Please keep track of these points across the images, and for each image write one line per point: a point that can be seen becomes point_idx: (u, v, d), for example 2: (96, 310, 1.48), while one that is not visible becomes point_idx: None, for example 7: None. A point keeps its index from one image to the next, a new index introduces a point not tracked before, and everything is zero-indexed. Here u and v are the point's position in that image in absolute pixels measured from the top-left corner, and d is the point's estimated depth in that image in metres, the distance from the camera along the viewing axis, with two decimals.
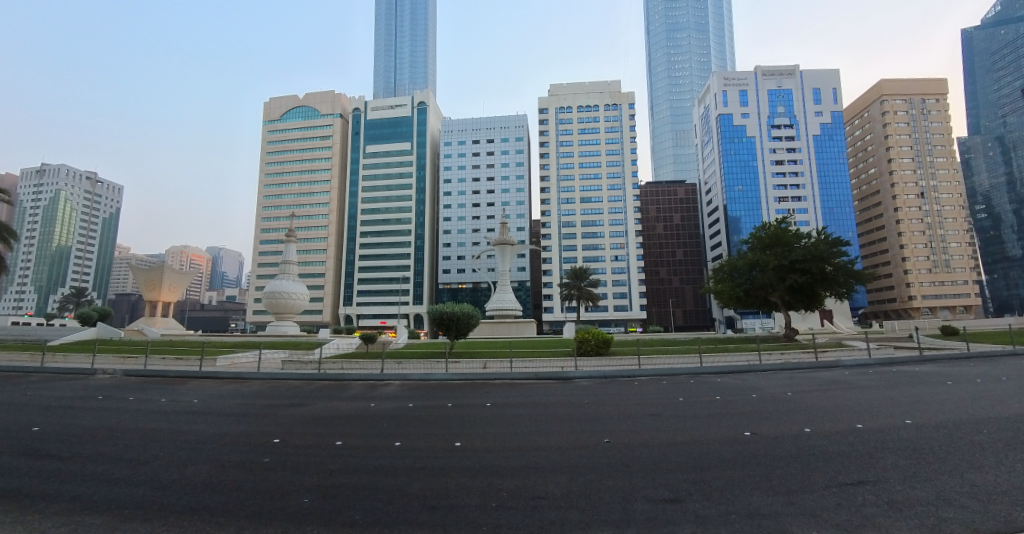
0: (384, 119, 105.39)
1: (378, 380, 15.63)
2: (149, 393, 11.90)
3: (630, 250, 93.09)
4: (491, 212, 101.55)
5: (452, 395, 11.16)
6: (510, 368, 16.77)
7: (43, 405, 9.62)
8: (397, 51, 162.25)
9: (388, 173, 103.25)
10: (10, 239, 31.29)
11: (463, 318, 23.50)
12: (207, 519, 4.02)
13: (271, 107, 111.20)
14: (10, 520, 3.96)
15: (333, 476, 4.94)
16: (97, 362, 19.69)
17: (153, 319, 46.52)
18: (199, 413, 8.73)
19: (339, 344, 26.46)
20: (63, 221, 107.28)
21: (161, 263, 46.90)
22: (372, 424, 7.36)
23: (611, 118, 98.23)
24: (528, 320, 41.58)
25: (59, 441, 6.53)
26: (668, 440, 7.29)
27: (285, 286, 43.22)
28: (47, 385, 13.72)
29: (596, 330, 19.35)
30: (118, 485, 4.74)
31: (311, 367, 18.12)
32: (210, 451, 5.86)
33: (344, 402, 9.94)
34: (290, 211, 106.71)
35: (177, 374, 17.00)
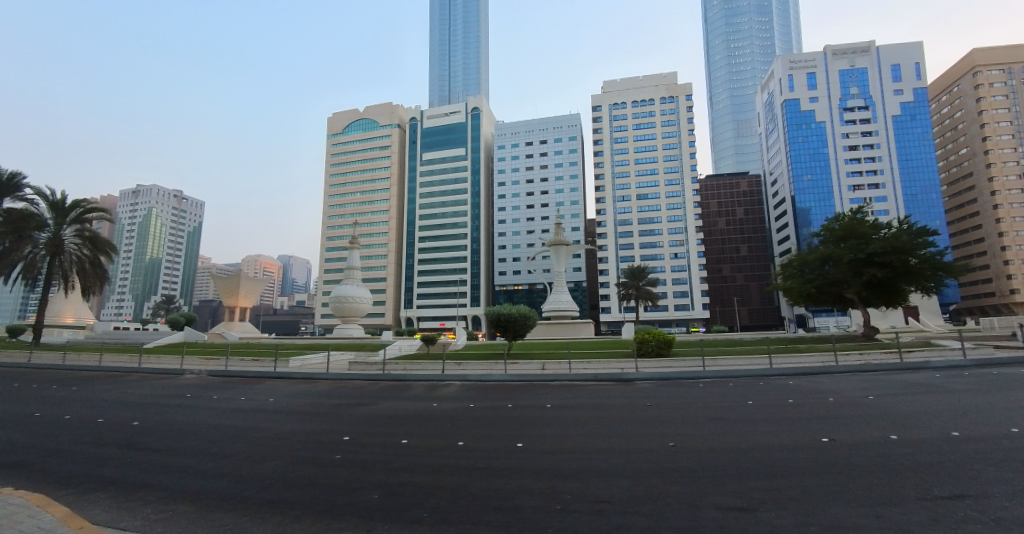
0: (439, 127, 108.29)
1: (439, 381, 16.03)
2: (234, 392, 12.85)
3: (690, 247, 89.95)
4: (545, 213, 101.88)
5: (512, 395, 11.28)
6: (569, 369, 16.68)
7: (142, 401, 10.64)
8: (451, 59, 166.04)
9: (444, 178, 106.08)
10: (112, 252, 34.59)
11: (521, 319, 23.59)
12: (282, 513, 4.24)
13: (334, 121, 117.28)
14: (114, 507, 4.39)
15: (398, 474, 5.09)
16: (186, 363, 21.48)
17: (232, 323, 50.02)
18: (274, 411, 9.31)
19: (401, 346, 27.31)
20: (154, 234, 118.53)
21: (238, 271, 50.46)
22: (433, 424, 7.52)
23: (667, 111, 95.39)
24: (584, 321, 41.17)
25: (154, 436, 7.18)
26: (737, 444, 6.95)
27: (349, 290, 45.34)
28: (148, 384, 15.13)
29: (656, 330, 18.77)
30: (205, 477, 5.12)
31: (375, 368, 18.88)
32: (285, 447, 6.21)
33: (407, 401, 10.25)
34: (352, 219, 112.35)
35: (257, 374, 18.26)
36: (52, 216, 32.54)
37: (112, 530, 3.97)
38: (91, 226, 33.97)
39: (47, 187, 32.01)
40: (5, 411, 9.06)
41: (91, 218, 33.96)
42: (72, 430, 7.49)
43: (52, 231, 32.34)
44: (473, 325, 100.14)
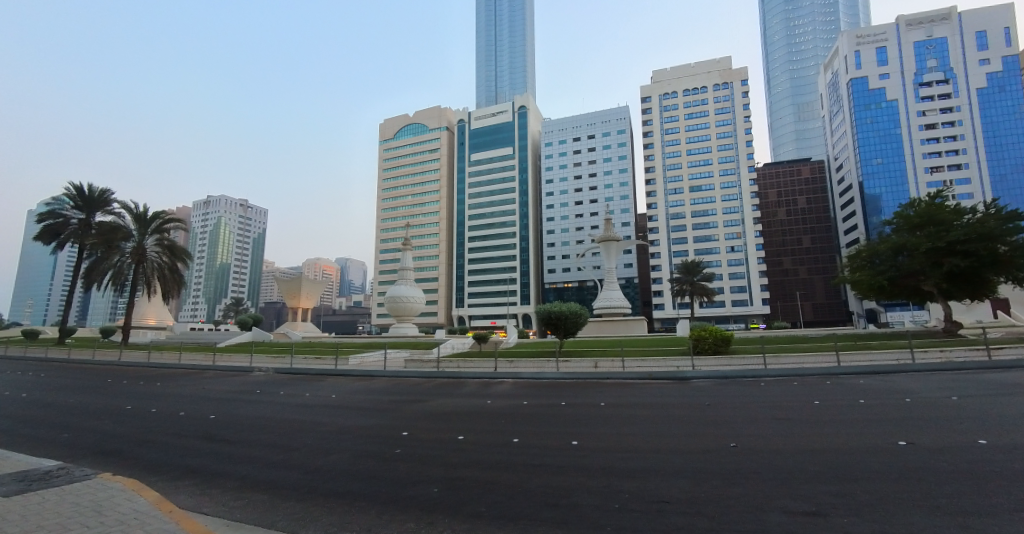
0: (486, 127, 109.62)
1: (493, 379, 16.23)
2: (301, 388, 13.57)
3: (747, 240, 86.18)
4: (594, 209, 100.80)
5: (564, 393, 11.26)
6: (621, 367, 16.44)
7: (221, 397, 11.46)
8: (497, 59, 167.99)
9: (492, 178, 107.46)
10: (186, 259, 37.37)
11: (572, 317, 23.45)
12: (350, 503, 4.45)
13: (386, 127, 121.47)
14: (197, 494, 4.74)
15: (456, 469, 5.19)
16: (256, 361, 22.88)
17: (295, 323, 52.88)
18: (336, 407, 9.73)
19: (454, 344, 27.81)
20: (223, 241, 127.63)
21: (299, 274, 53.22)
22: (488, 421, 7.57)
23: (721, 98, 91.75)
24: (637, 318, 40.49)
25: (231, 428, 7.73)
26: (805, 446, 6.58)
27: (403, 290, 46.77)
28: (225, 381, 16.24)
29: (713, 327, 18.09)
30: (276, 468, 5.44)
31: (429, 366, 19.41)
32: (349, 440, 6.49)
33: (461, 399, 10.44)
34: (404, 221, 115.96)
35: (319, 372, 19.18)
36: (135, 227, 35.53)
37: (198, 515, 4.31)
38: (169, 235, 36.86)
39: (131, 200, 34.96)
40: (106, 404, 10.05)
41: (169, 228, 36.85)
42: (164, 422, 8.19)
43: (137, 241, 35.39)
44: (524, 322, 100.68)
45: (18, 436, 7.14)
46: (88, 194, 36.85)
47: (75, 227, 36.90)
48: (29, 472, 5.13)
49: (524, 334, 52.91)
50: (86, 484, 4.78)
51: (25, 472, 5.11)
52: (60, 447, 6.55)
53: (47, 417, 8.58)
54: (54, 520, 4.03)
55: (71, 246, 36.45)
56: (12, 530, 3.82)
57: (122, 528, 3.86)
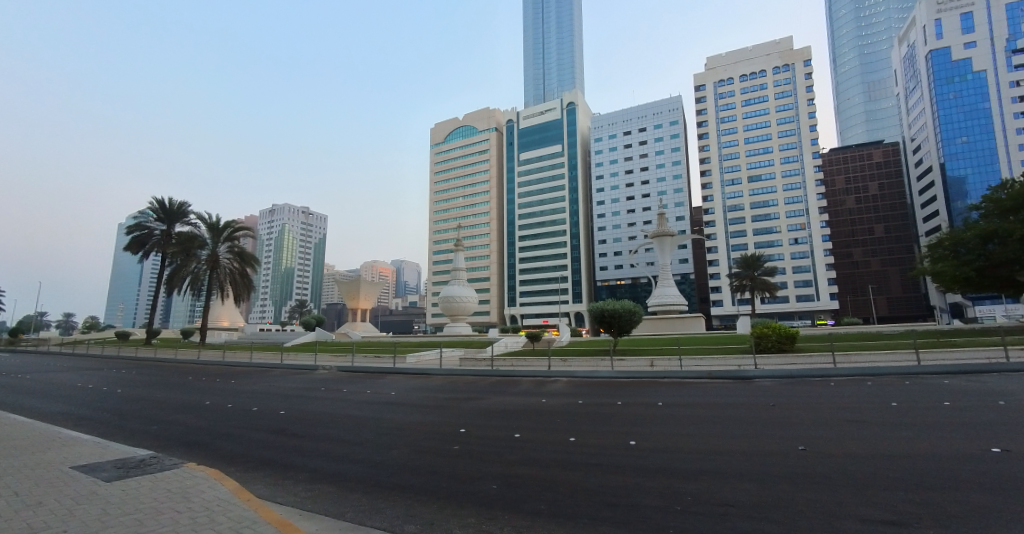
0: (535, 126, 110.18)
1: (547, 377, 16.23)
2: (363, 386, 14.15)
3: (812, 231, 81.43)
4: (646, 203, 98.79)
5: (620, 392, 11.05)
6: (679, 366, 16.01)
7: (292, 393, 12.16)
8: (545, 57, 167.66)
9: (542, 177, 107.60)
10: (253, 264, 39.53)
11: (625, 314, 23.05)
12: (413, 496, 4.59)
13: (437, 131, 125.12)
14: (273, 483, 5.08)
15: (513, 466, 5.24)
16: (320, 359, 24.11)
17: (355, 323, 55.30)
18: (396, 404, 10.07)
19: (507, 342, 28.07)
20: (286, 247, 135.63)
21: (357, 276, 55.46)
22: (543, 419, 7.59)
23: (782, 82, 87.21)
24: (695, 315, 39.22)
25: (299, 423, 8.21)
26: (883, 451, 6.11)
27: (456, 291, 47.82)
28: (295, 378, 17.25)
29: (776, 324, 17.26)
30: (341, 461, 5.69)
31: (484, 364, 19.70)
32: (409, 436, 6.70)
33: (516, 397, 10.53)
34: (456, 222, 118.91)
35: (378, 370, 19.96)
36: (210, 235, 38.08)
37: (274, 504, 4.59)
38: (239, 242, 39.19)
39: (206, 211, 37.46)
40: (191, 399, 10.94)
41: (239, 235, 39.15)
42: (242, 417, 8.82)
43: (210, 248, 37.92)
44: (576, 321, 100.09)
45: (120, 426, 7.92)
46: (169, 207, 40.02)
47: (157, 237, 40.07)
48: (127, 459, 5.66)
49: (577, 332, 52.57)
50: (175, 472, 5.20)
51: (124, 460, 5.63)
52: (153, 437, 7.21)
53: (145, 409, 9.49)
54: (151, 503, 4.43)
55: (154, 255, 39.82)
56: (113, 513, 4.21)
57: (208, 514, 4.17)
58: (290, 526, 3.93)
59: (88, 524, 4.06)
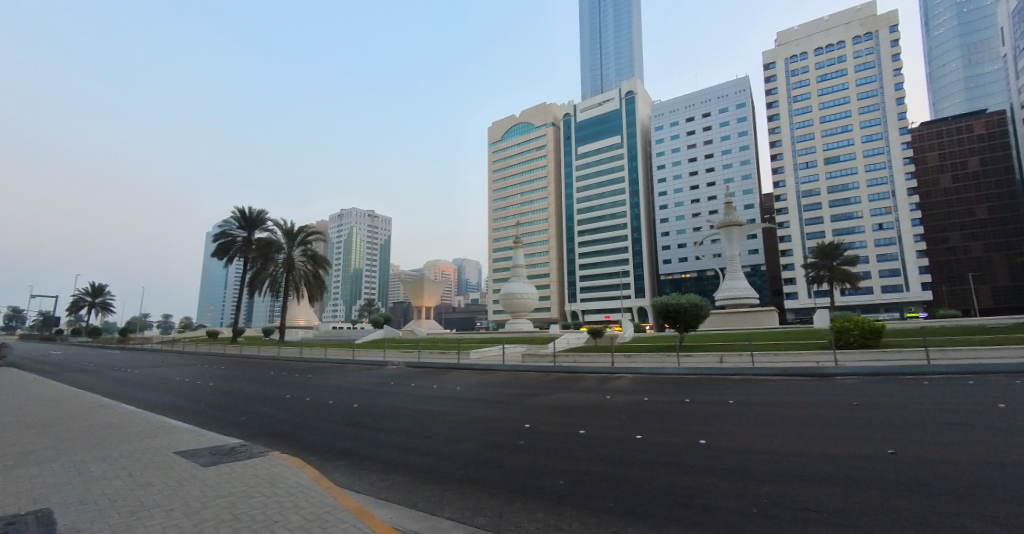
0: (593, 117, 108.91)
1: (610, 374, 16.04)
2: (430, 381, 14.63)
3: (900, 215, 74.81)
4: (712, 192, 95.01)
5: (688, 390, 10.68)
6: (751, 362, 15.30)
7: (365, 388, 12.85)
8: (602, 48, 165.02)
9: (600, 170, 106.46)
10: (323, 266, 41.86)
11: (692, 309, 22.28)
12: (481, 490, 4.69)
13: (493, 130, 127.62)
14: (350, 472, 5.39)
15: (580, 463, 5.20)
16: (388, 356, 25.24)
17: (420, 320, 57.32)
18: (461, 399, 10.36)
19: (570, 338, 27.98)
20: (355, 249, 143.44)
21: (421, 275, 57.37)
22: (608, 417, 7.50)
23: (864, 52, 80.66)
24: (766, 309, 37.20)
25: (372, 415, 8.66)
26: (996, 460, 5.44)
27: (516, 287, 48.19)
28: (368, 374, 18.16)
29: (858, 317, 16.05)
30: (411, 453, 5.92)
31: (546, 360, 19.80)
32: (475, 431, 6.84)
33: (579, 393, 10.50)
34: (515, 220, 120.52)
35: (444, 366, 20.59)
36: (285, 240, 40.74)
37: (351, 492, 4.83)
38: (312, 246, 41.70)
39: (282, 218, 40.13)
40: (274, 392, 11.83)
41: (312, 239, 41.70)
42: (321, 409, 9.40)
43: (287, 252, 40.62)
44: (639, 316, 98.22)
45: (216, 416, 8.73)
46: (248, 215, 43.25)
47: (239, 244, 43.44)
48: (221, 447, 6.20)
49: (640, 327, 51.44)
50: (263, 459, 5.61)
51: (218, 447, 6.18)
52: (243, 427, 7.84)
53: (237, 401, 10.36)
54: (244, 488, 4.81)
55: (236, 260, 43.31)
56: (213, 496, 4.65)
57: (293, 501, 4.47)
58: (367, 513, 4.16)
59: (193, 504, 4.51)
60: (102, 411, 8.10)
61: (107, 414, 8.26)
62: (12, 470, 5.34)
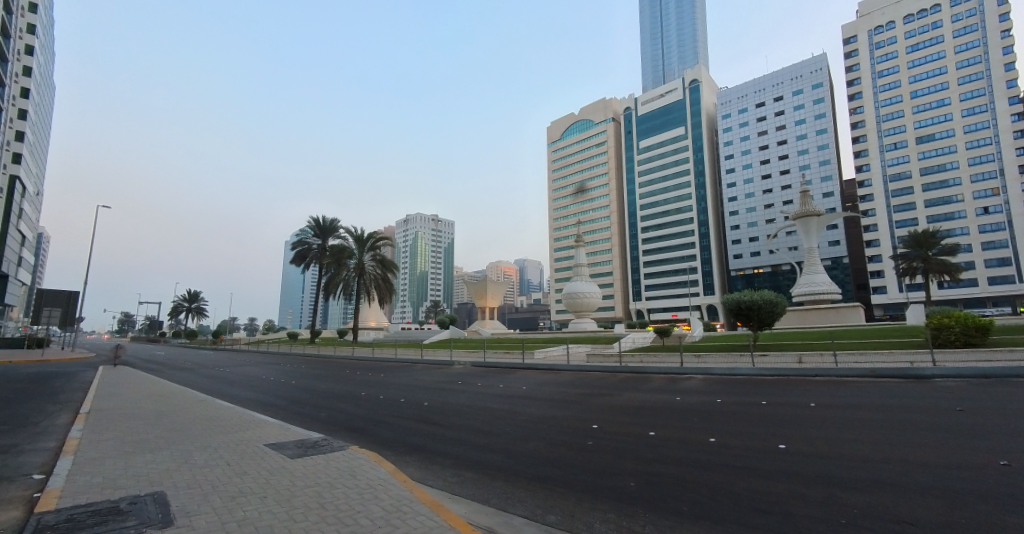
0: (656, 109, 106.86)
1: (679, 374, 15.60)
2: (496, 380, 14.88)
3: (1010, 196, 66.65)
4: (786, 181, 90.11)
5: (764, 391, 10.16)
6: (834, 363, 14.35)
7: (434, 386, 13.27)
8: (664, 36, 161.22)
9: (663, 163, 104.46)
10: (391, 269, 43.65)
11: (767, 306, 21.19)
12: (552, 487, 4.66)
13: (553, 129, 129.50)
14: (421, 467, 5.54)
15: (651, 464, 5.09)
16: (455, 356, 25.97)
17: (484, 321, 58.44)
18: (526, 398, 10.44)
19: (635, 338, 27.47)
20: (420, 252, 150.71)
21: (484, 276, 58.47)
22: (678, 418, 7.29)
23: (963, 15, 73.54)
24: (851, 305, 34.62)
25: (441, 414, 8.90)
26: None
27: (579, 286, 47.89)
28: (438, 373, 18.78)
29: (959, 313, 14.57)
30: (479, 450, 6.02)
31: (612, 360, 19.68)
32: (542, 430, 6.86)
33: (648, 393, 10.28)
34: (576, 218, 121.08)
35: (510, 365, 20.90)
36: (356, 245, 43.08)
37: (425, 487, 4.95)
38: (381, 251, 43.75)
39: (353, 225, 42.36)
40: (350, 390, 12.55)
41: (380, 244, 43.77)
42: (393, 406, 9.85)
43: (358, 257, 42.85)
44: (709, 314, 94.49)
45: (298, 412, 9.36)
46: (322, 223, 46.04)
47: (314, 250, 46.12)
48: (305, 440, 6.63)
49: (709, 327, 49.52)
50: (341, 454, 5.89)
51: (303, 440, 6.62)
52: (323, 422, 8.35)
53: (316, 398, 11.01)
54: (324, 480, 5.06)
55: (312, 267, 46.07)
56: (300, 485, 4.97)
57: (372, 493, 4.65)
58: (442, 506, 4.29)
59: (282, 492, 4.86)
60: (200, 406, 8.89)
61: (203, 409, 9.05)
62: (131, 456, 6.00)
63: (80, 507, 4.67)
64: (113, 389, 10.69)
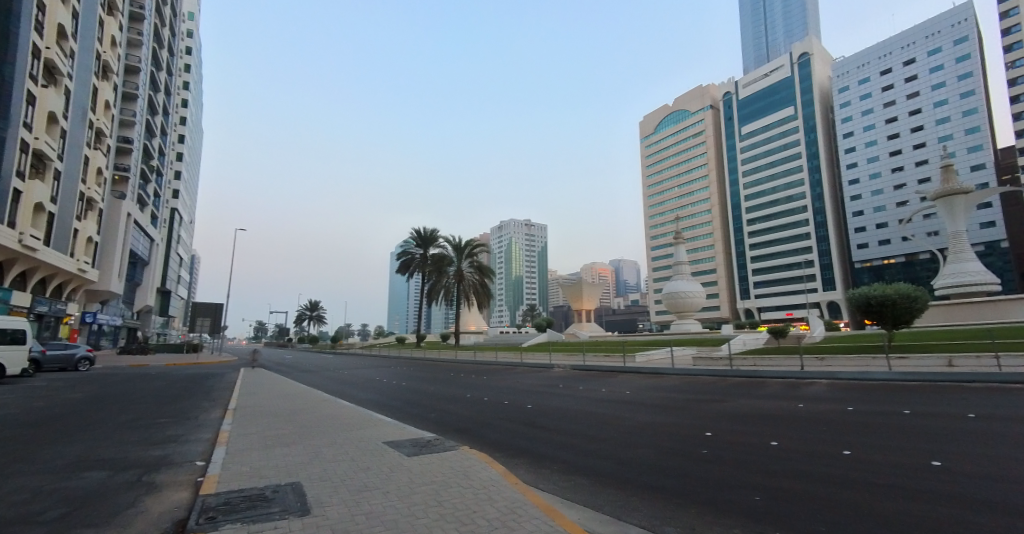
0: (760, 91, 104.16)
1: (800, 379, 14.51)
2: (597, 384, 14.87)
3: None
4: (921, 155, 83.12)
5: (906, 399, 9.03)
6: (994, 368, 12.53)
7: (537, 389, 13.57)
8: (768, 11, 152.17)
9: (771, 148, 101.19)
10: (487, 273, 45.35)
11: (903, 302, 19.12)
12: (668, 499, 4.50)
13: (646, 123, 130.85)
14: (528, 471, 5.63)
15: (777, 478, 4.72)
16: (554, 358, 26.53)
17: (582, 324, 58.49)
18: (630, 403, 10.26)
19: (745, 340, 25.97)
20: (515, 257, 157.71)
21: (579, 279, 58.36)
22: (802, 428, 6.70)
23: None
24: (1015, 297, 29.57)
25: (545, 417, 9.06)
26: None
27: (680, 285, 46.12)
28: (540, 376, 19.23)
29: None
30: (586, 457, 5.98)
31: (722, 363, 19.02)
32: (651, 437, 6.67)
33: (767, 400, 9.59)
34: (674, 214, 120.62)
35: (611, 368, 20.87)
36: (455, 254, 45.58)
37: (537, 490, 5.04)
38: (477, 257, 45.86)
39: (451, 234, 44.90)
40: (457, 392, 13.24)
41: (477, 252, 45.84)
42: (498, 409, 10.21)
43: (456, 264, 45.35)
44: (830, 313, 89.27)
45: (411, 412, 10.07)
46: (424, 234, 48.63)
47: (418, 260, 48.77)
48: (419, 440, 7.08)
49: (832, 326, 44.79)
50: (454, 454, 6.21)
51: (417, 439, 7.08)
52: (434, 423, 8.88)
53: (427, 400, 11.73)
54: (441, 479, 5.36)
55: (414, 275, 49.06)
56: (419, 482, 5.31)
57: (488, 493, 4.84)
58: (556, 510, 4.30)
59: (401, 489, 5.22)
60: (327, 404, 9.93)
61: (328, 407, 10.07)
62: (273, 448, 6.85)
63: (236, 492, 5.38)
64: (254, 389, 12.28)
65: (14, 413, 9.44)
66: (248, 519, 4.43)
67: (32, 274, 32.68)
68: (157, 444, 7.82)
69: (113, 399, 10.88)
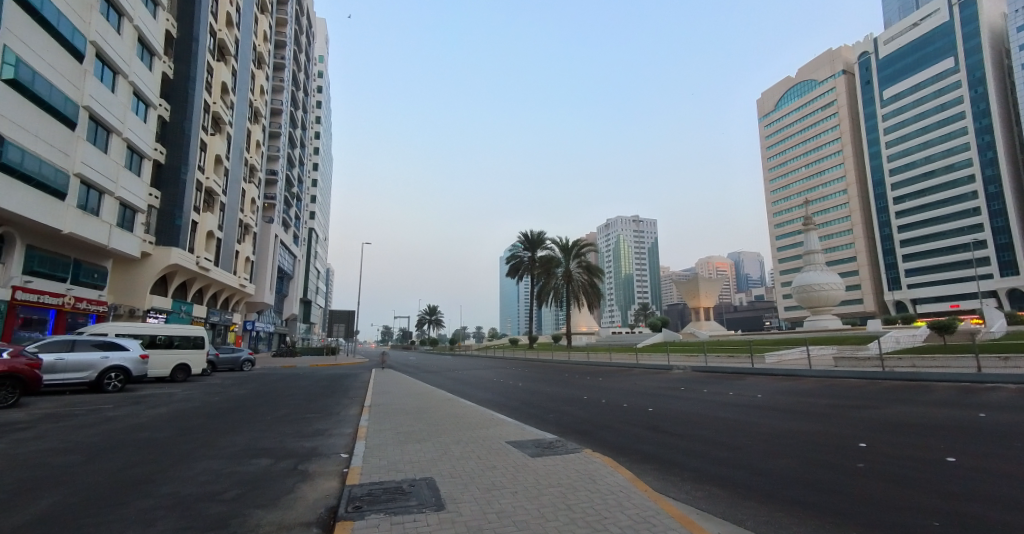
0: (908, 46, 92.08)
1: (977, 382, 12.51)
2: (723, 387, 14.08)
3: None
4: None
5: None
6: None
7: (656, 391, 13.25)
8: None
9: (924, 111, 89.33)
10: (595, 272, 44.93)
11: None
12: (817, 515, 4.15)
13: (765, 102, 122.95)
14: (658, 480, 5.49)
15: (959, 502, 4.10)
16: (673, 359, 25.70)
17: (700, 322, 55.64)
18: (763, 408, 9.58)
19: (899, 339, 23.13)
20: (624, 255, 156.95)
21: (695, 275, 55.53)
22: (982, 442, 5.75)
23: None
24: None
25: (668, 421, 8.82)
26: None
27: (814, 277, 41.87)
28: (658, 377, 18.82)
29: None
30: (720, 465, 5.69)
31: (871, 364, 16.99)
32: (794, 446, 6.19)
33: (936, 408, 8.40)
34: (803, 198, 110.57)
35: (736, 369, 19.70)
36: (563, 254, 45.88)
37: (669, 498, 4.94)
38: (585, 257, 45.68)
39: (558, 236, 45.32)
40: (575, 393, 13.37)
41: (585, 251, 45.63)
42: (617, 411, 10.18)
43: (564, 264, 45.64)
44: (1014, 303, 75.55)
45: (530, 412, 10.38)
46: (531, 237, 49.58)
47: (526, 263, 49.97)
48: (541, 441, 7.27)
49: (1016, 319, 37.74)
50: (577, 457, 6.28)
51: (539, 440, 7.28)
52: (554, 424, 9.06)
53: (545, 400, 12.02)
54: (567, 482, 5.44)
55: (523, 277, 50.47)
56: (545, 484, 5.46)
57: (617, 499, 4.85)
58: (693, 522, 4.16)
59: (528, 489, 5.41)
60: (451, 403, 10.63)
61: (453, 405, 10.82)
62: (408, 444, 7.50)
63: (377, 484, 5.97)
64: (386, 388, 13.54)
65: (199, 406, 11.37)
66: (389, 511, 4.86)
67: (206, 289, 39.32)
68: (308, 436, 8.95)
69: (272, 395, 12.68)
